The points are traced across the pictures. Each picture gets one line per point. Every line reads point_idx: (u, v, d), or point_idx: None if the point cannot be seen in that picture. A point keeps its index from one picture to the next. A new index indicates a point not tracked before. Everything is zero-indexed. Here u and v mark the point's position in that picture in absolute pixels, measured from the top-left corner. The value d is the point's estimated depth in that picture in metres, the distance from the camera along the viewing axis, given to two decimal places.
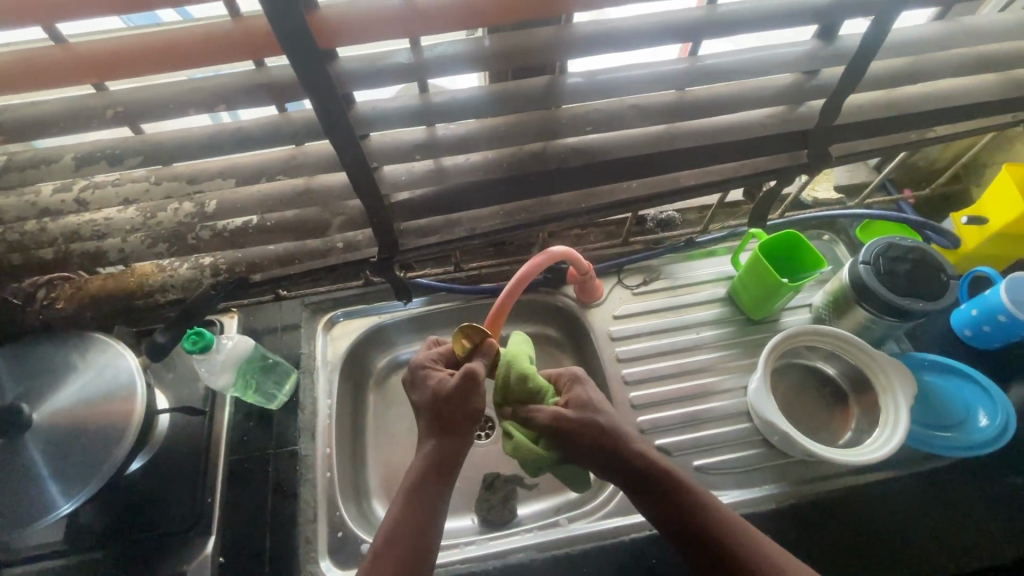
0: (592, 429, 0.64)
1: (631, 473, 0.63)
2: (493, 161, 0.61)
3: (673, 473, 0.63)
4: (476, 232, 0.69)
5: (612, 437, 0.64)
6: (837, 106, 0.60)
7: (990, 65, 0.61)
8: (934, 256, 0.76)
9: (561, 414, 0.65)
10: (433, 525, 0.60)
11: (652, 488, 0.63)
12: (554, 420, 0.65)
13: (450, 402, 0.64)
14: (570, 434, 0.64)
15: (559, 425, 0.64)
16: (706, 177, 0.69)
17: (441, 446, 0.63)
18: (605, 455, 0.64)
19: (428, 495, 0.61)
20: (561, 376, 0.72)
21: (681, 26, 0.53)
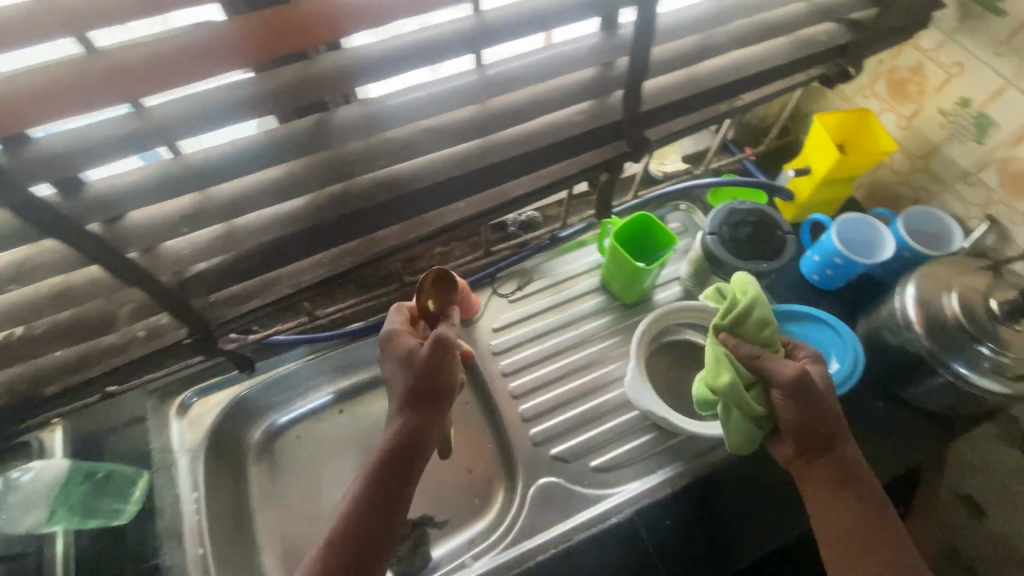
0: (820, 397, 0.63)
1: (837, 440, 0.64)
2: (291, 214, 0.55)
3: (845, 438, 0.65)
4: (301, 287, 0.63)
5: (814, 410, 0.63)
6: (637, 96, 0.58)
7: (773, 32, 0.62)
8: (769, 215, 0.79)
9: (804, 374, 0.63)
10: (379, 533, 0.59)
11: (834, 453, 0.64)
12: (793, 381, 0.63)
13: (412, 366, 0.62)
14: (808, 392, 0.63)
15: (803, 386, 0.63)
16: (534, 183, 0.66)
17: (414, 420, 0.62)
18: (822, 427, 0.64)
19: (384, 485, 0.60)
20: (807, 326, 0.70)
21: (451, 38, 0.48)
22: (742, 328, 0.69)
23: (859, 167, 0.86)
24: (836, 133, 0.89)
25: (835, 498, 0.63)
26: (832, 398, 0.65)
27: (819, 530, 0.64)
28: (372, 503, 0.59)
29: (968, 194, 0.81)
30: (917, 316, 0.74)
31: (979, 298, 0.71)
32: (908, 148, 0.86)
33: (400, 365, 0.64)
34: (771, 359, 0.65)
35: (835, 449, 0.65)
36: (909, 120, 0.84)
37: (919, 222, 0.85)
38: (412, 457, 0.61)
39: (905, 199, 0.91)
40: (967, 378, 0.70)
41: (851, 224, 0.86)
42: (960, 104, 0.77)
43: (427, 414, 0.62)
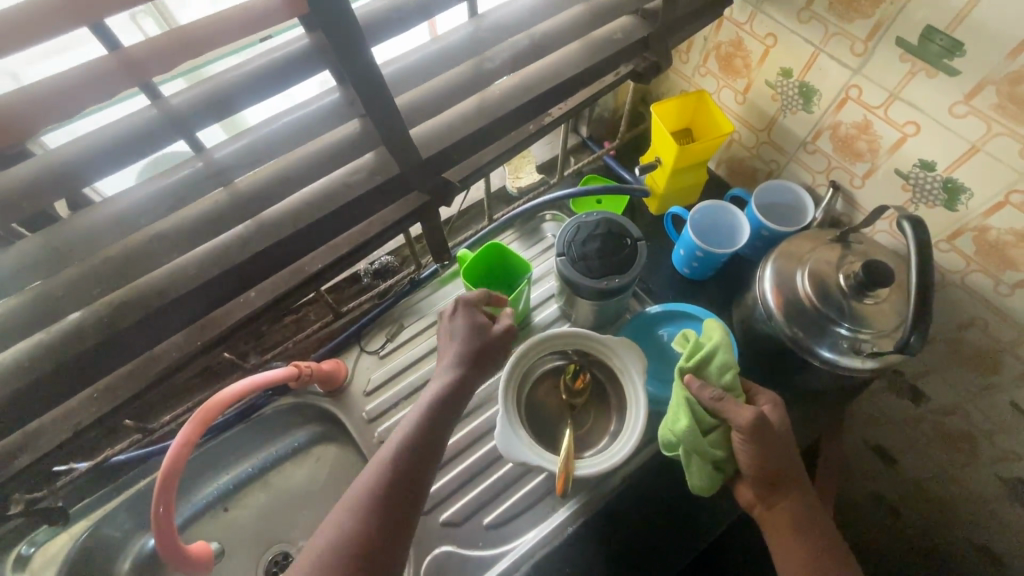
0: (778, 439, 0.63)
1: (792, 480, 0.65)
2: (16, 361, 0.46)
3: (796, 480, 0.66)
4: (78, 429, 0.54)
5: (773, 452, 0.63)
6: (406, 145, 0.51)
7: (549, 46, 0.57)
8: (615, 223, 0.74)
9: (763, 418, 0.62)
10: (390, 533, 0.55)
11: (790, 492, 0.65)
12: (751, 427, 0.62)
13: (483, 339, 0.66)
14: (767, 436, 0.62)
15: (763, 429, 0.62)
16: (336, 252, 0.59)
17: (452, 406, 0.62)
18: (782, 470, 0.64)
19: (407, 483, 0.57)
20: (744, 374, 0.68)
21: (137, 132, 0.40)
22: (701, 373, 0.68)
23: (705, 153, 0.82)
24: (679, 119, 0.85)
25: (795, 537, 0.64)
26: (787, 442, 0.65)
27: (779, 562, 0.65)
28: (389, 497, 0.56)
29: (811, 162, 0.78)
30: (776, 304, 0.71)
31: (830, 273, 0.69)
32: (750, 123, 0.83)
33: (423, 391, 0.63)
34: (731, 404, 0.63)
35: (793, 486, 0.66)
36: (744, 94, 0.81)
37: (773, 196, 0.82)
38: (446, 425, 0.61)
39: (760, 173, 0.88)
40: (831, 360, 0.68)
41: (708, 211, 0.82)
42: (783, 74, 0.74)
43: (453, 407, 0.62)
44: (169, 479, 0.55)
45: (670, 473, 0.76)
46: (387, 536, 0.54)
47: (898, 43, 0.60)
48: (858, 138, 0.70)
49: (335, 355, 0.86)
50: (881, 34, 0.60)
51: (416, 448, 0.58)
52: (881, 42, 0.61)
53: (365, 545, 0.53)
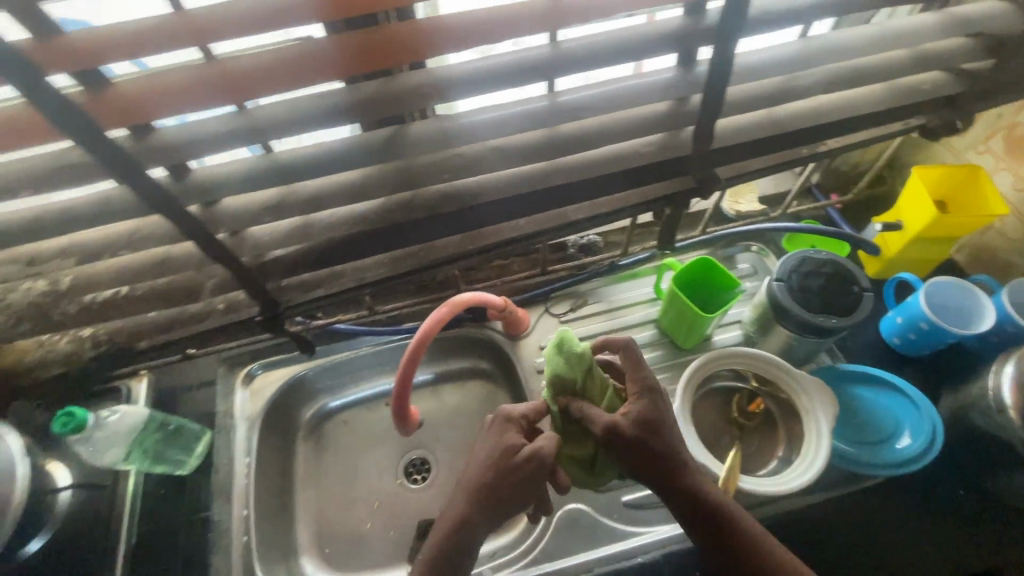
0: (669, 437, 0.61)
1: (703, 499, 0.60)
2: (362, 214, 0.59)
3: (726, 504, 0.61)
4: (364, 283, 0.67)
5: (677, 453, 0.60)
6: (707, 132, 0.57)
7: (864, 79, 0.59)
8: (847, 268, 0.74)
9: (619, 425, 0.60)
10: (469, 550, 0.61)
11: (705, 516, 0.60)
12: (642, 418, 0.61)
13: (507, 467, 0.61)
14: (641, 451, 0.60)
15: (647, 434, 0.60)
16: (597, 209, 0.67)
17: (485, 523, 0.61)
18: (654, 462, 0.60)
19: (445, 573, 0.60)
20: (632, 381, 0.64)
21: (530, 65, 0.51)
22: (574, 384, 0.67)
23: (963, 229, 0.78)
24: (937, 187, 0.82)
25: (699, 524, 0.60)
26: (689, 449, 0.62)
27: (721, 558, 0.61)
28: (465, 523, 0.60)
29: None
30: (1013, 400, 0.65)
31: None
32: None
33: (483, 449, 0.64)
34: (585, 413, 0.63)
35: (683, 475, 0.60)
36: None
37: None
38: (524, 496, 0.60)
39: (1015, 268, 0.82)
40: None
41: (946, 288, 0.78)
42: None
43: (498, 510, 0.60)
44: (418, 349, 0.66)
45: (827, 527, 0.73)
46: None
47: None
48: None
49: (524, 307, 0.95)
50: None
51: (456, 519, 0.61)
52: None
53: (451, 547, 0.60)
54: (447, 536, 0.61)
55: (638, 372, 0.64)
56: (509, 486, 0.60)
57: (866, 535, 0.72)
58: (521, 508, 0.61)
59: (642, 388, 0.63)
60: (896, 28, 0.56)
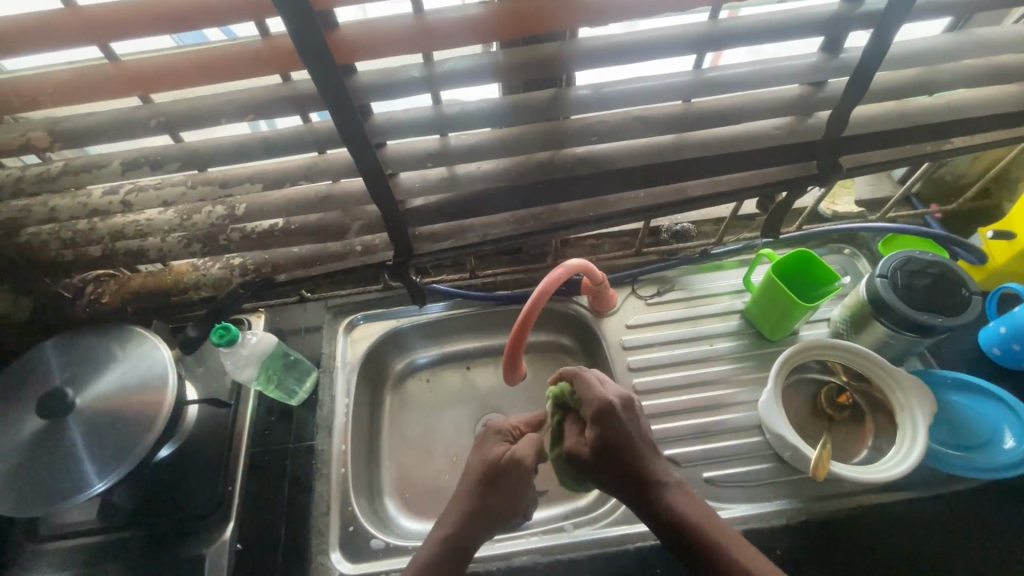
0: (633, 458, 0.62)
1: (671, 518, 0.60)
2: (504, 170, 0.64)
3: (689, 522, 0.60)
4: (488, 238, 0.72)
5: (641, 474, 0.61)
6: (842, 117, 0.60)
7: (1004, 77, 0.61)
8: (955, 269, 0.74)
9: (579, 449, 0.63)
10: (471, 548, 0.66)
11: (674, 539, 0.60)
12: (599, 443, 0.62)
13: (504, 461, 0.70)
14: (596, 468, 0.62)
15: (603, 457, 0.62)
16: (715, 187, 0.71)
17: (485, 516, 0.68)
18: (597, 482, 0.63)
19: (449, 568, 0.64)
20: (591, 403, 0.63)
21: (687, 39, 0.55)
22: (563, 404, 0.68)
23: None
24: None
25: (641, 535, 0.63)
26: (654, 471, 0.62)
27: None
28: (471, 518, 0.67)
29: None
30: None
31: None
32: None
33: (478, 457, 0.73)
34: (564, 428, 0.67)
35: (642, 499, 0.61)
36: None
37: None
38: (515, 496, 0.70)
39: None
40: None
41: None
42: None
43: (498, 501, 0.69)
44: (537, 302, 0.70)
45: (916, 525, 0.73)
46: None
47: None
48: None
49: (613, 286, 0.98)
50: None
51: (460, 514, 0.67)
52: None
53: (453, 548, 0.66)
54: (446, 537, 0.66)
55: (591, 396, 0.63)
56: (503, 481, 0.70)
57: (955, 535, 0.72)
58: (510, 509, 0.70)
59: (598, 411, 0.62)
60: None
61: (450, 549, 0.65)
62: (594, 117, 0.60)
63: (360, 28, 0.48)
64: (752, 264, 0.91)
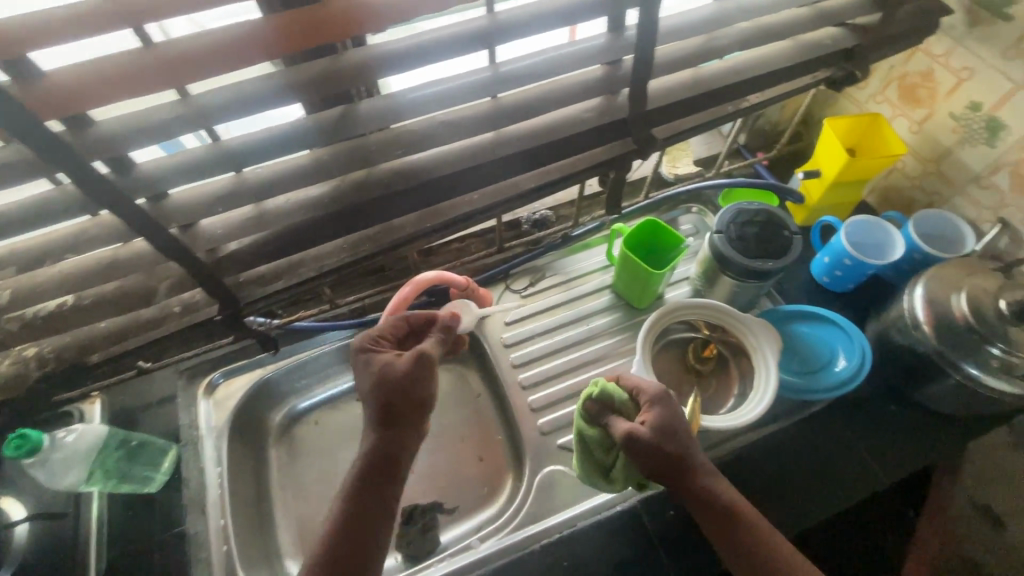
0: (692, 448, 0.65)
1: (707, 497, 0.64)
2: (317, 198, 0.59)
3: (725, 502, 0.64)
4: (325, 270, 0.67)
5: (689, 461, 0.64)
6: (641, 92, 0.61)
7: (773, 36, 0.65)
8: (775, 214, 0.81)
9: (635, 433, 0.63)
10: (392, 464, 0.63)
11: (717, 517, 0.63)
12: (659, 425, 0.64)
13: (389, 380, 0.64)
14: (642, 453, 0.63)
15: (663, 440, 0.64)
16: (547, 177, 0.70)
17: (385, 438, 0.63)
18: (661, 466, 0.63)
19: (374, 488, 0.62)
20: (644, 391, 0.68)
21: (469, 36, 0.53)
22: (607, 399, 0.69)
23: (870, 171, 0.86)
24: (848, 137, 0.90)
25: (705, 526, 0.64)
26: (693, 450, 0.65)
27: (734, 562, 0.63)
28: (369, 486, 0.62)
29: (979, 197, 0.81)
30: (926, 316, 0.74)
31: (987, 299, 0.71)
32: (919, 152, 0.87)
33: (372, 379, 0.64)
34: (611, 423, 0.67)
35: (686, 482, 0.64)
36: (921, 124, 0.85)
37: (933, 227, 0.84)
38: (414, 400, 0.64)
39: (918, 204, 0.91)
40: (975, 377, 0.69)
41: (861, 226, 0.86)
42: (970, 108, 0.77)
43: (417, 386, 0.64)
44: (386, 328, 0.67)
45: (786, 454, 0.78)
46: (373, 505, 0.61)
47: None
48: None
49: (485, 286, 0.97)
50: None
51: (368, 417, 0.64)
52: None
53: (354, 523, 0.60)
54: (366, 453, 0.63)
55: (643, 386, 0.68)
56: (399, 385, 0.63)
57: (818, 454, 0.78)
58: (417, 417, 0.65)
59: (653, 398, 0.67)
60: None
61: (373, 495, 0.61)
62: (399, 129, 0.57)
63: (72, 73, 0.41)
64: (609, 239, 0.93)
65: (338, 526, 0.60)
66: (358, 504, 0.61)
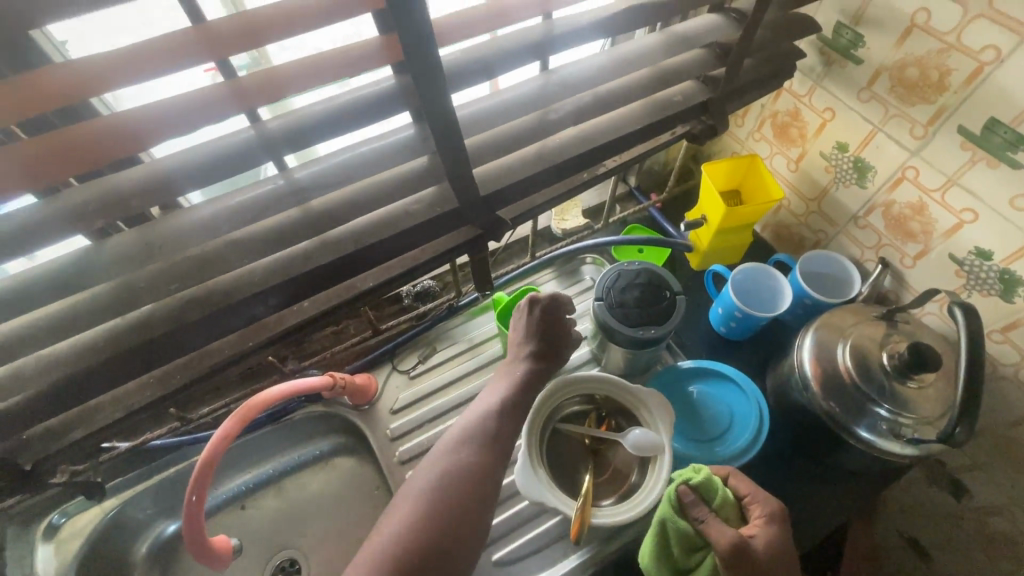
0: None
1: None
2: (87, 344, 0.50)
3: None
4: (131, 410, 0.57)
5: None
6: (467, 183, 0.54)
7: (613, 103, 0.60)
8: (655, 275, 0.75)
9: (750, 546, 0.55)
10: (529, 394, 0.69)
11: None
12: (770, 545, 0.57)
13: (543, 328, 0.74)
14: (752, 566, 0.54)
15: (775, 562, 0.56)
16: (389, 272, 0.63)
17: (538, 364, 0.71)
18: None
19: (509, 424, 0.65)
20: (755, 502, 0.61)
21: (232, 152, 0.44)
22: (710, 498, 0.60)
23: (752, 216, 0.83)
24: (729, 179, 0.86)
25: None
26: None
27: None
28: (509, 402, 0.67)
29: (861, 236, 0.78)
30: (814, 375, 0.69)
31: (872, 350, 0.67)
32: (801, 191, 0.84)
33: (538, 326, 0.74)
34: (709, 524, 0.57)
35: None
36: (798, 163, 0.82)
37: (819, 267, 0.81)
38: (568, 342, 0.75)
39: (807, 241, 0.88)
40: (869, 441, 0.65)
41: (751, 274, 0.82)
42: (838, 148, 0.75)
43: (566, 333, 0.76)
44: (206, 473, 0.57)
45: None
46: (482, 459, 0.60)
47: (959, 131, 0.60)
48: (911, 220, 0.70)
49: (369, 370, 0.89)
50: (942, 121, 0.61)
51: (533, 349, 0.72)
52: (942, 129, 0.62)
53: (472, 487, 0.57)
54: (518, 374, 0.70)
55: (761, 499, 0.61)
56: (557, 340, 0.74)
57: None
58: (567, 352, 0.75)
59: (765, 516, 0.59)
60: (627, 53, 0.58)
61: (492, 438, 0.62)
62: (172, 259, 0.48)
63: None
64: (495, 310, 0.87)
65: (474, 454, 0.60)
66: (480, 446, 0.61)
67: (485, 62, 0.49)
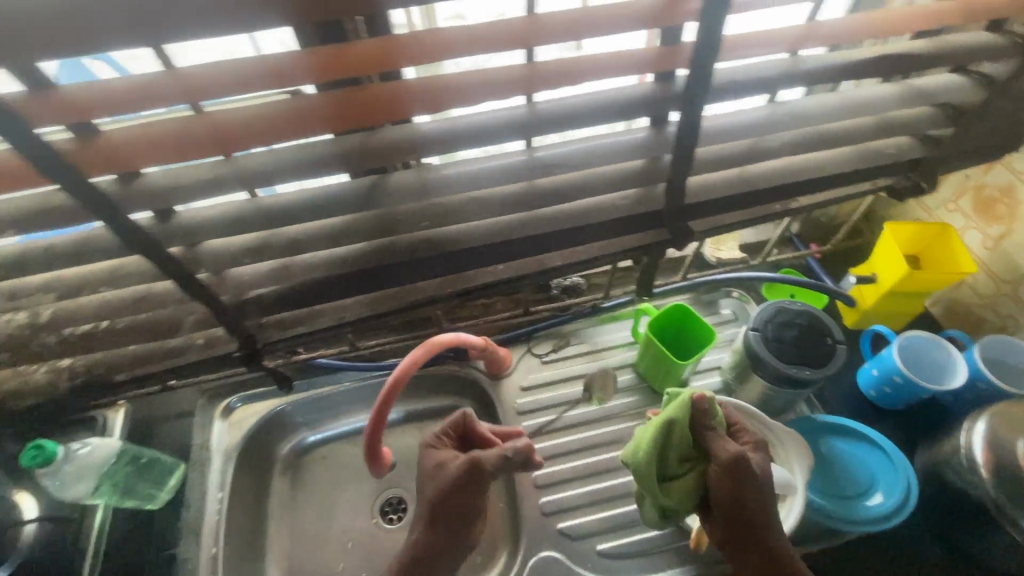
0: (766, 501, 0.60)
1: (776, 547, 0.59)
2: (340, 257, 0.60)
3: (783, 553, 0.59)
4: (342, 321, 0.68)
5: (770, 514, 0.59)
6: (679, 189, 0.59)
7: (829, 143, 0.62)
8: (818, 319, 0.75)
9: (748, 459, 0.59)
10: (464, 515, 0.65)
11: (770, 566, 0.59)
12: (767, 464, 0.61)
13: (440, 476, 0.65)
14: (750, 477, 0.59)
15: (766, 477, 0.61)
16: (573, 256, 0.69)
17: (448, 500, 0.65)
18: (748, 500, 0.59)
19: (457, 508, 0.65)
20: (745, 428, 0.65)
21: (505, 123, 0.52)
22: (721, 419, 0.63)
23: (934, 285, 0.80)
24: (910, 244, 0.84)
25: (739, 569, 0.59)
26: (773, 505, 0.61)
27: None
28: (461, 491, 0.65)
29: None
30: (986, 459, 0.65)
31: None
32: (995, 272, 0.79)
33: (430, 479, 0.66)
34: (720, 437, 0.61)
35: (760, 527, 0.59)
36: (998, 241, 0.78)
37: (1002, 351, 0.76)
38: (478, 495, 0.66)
39: (988, 325, 0.83)
40: None
41: (919, 342, 0.79)
42: None
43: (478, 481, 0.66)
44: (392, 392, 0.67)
45: None
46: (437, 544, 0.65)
47: None
48: None
49: (507, 346, 0.95)
50: None
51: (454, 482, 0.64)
52: None
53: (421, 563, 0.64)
54: (439, 490, 0.65)
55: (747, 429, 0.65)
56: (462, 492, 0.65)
57: None
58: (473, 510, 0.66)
59: (755, 441, 0.64)
60: (860, 98, 0.59)
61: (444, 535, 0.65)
62: (424, 202, 0.57)
63: (126, 132, 0.44)
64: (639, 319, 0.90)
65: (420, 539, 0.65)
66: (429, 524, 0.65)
67: (733, 85, 0.53)
